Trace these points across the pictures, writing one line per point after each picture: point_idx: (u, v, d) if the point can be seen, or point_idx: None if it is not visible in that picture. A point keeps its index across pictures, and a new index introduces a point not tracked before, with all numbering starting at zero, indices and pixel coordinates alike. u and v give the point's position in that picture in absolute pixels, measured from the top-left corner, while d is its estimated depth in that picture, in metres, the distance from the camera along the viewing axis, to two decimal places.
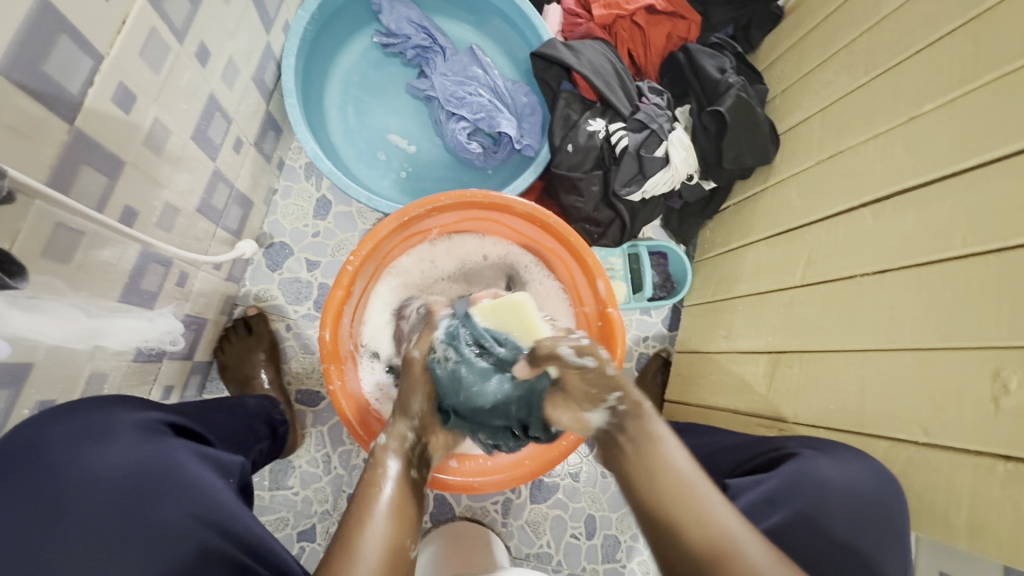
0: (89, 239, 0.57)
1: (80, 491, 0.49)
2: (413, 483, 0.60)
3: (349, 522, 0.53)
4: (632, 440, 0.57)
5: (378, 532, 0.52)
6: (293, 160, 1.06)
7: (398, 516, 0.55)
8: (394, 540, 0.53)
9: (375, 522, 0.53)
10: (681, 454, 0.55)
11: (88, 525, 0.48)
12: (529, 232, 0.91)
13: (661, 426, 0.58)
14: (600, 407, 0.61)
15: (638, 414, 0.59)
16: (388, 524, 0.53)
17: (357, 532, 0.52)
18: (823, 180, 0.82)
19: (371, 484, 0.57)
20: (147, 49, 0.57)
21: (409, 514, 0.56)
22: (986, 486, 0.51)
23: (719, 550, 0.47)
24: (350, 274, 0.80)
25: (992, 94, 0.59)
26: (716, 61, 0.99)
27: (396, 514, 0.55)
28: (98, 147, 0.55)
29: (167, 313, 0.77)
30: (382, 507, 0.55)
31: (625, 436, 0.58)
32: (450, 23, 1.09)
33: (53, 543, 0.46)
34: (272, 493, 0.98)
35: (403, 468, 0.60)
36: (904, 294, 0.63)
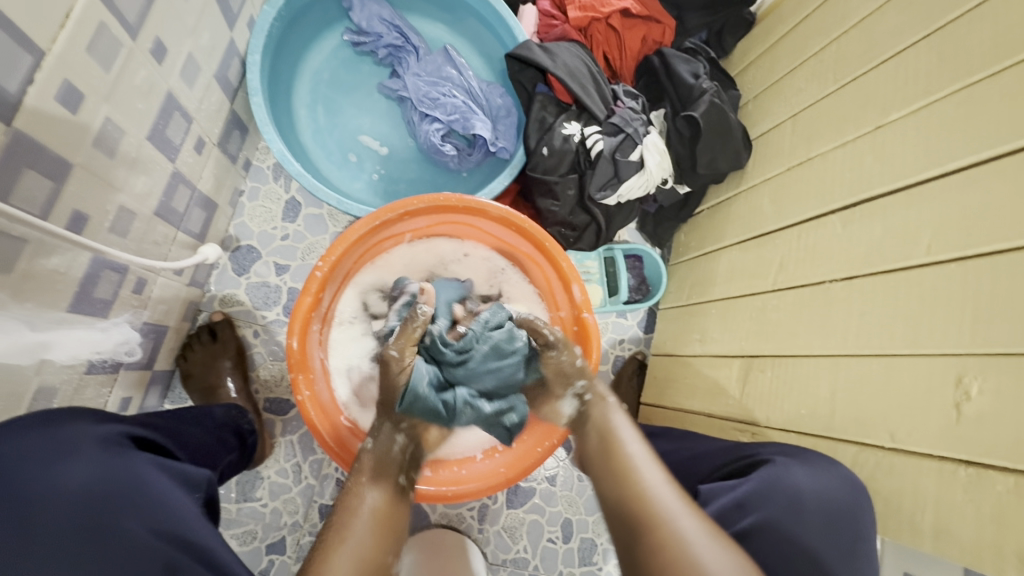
0: (33, 247, 0.54)
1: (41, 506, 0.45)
2: (399, 489, 0.65)
3: (330, 531, 0.56)
4: (596, 426, 0.68)
5: (359, 540, 0.56)
6: (260, 160, 1.03)
7: (383, 526, 0.58)
8: (376, 549, 0.56)
9: (358, 525, 0.57)
10: (635, 442, 0.64)
11: (49, 544, 0.44)
12: (504, 236, 0.90)
13: (618, 416, 0.69)
14: (569, 395, 0.75)
15: (600, 401, 0.72)
16: (369, 531, 0.57)
17: (339, 538, 0.56)
18: (793, 186, 0.83)
19: (357, 492, 0.61)
20: (97, 46, 0.54)
21: (392, 525, 0.60)
22: (950, 490, 0.52)
23: (653, 533, 0.52)
24: (318, 280, 0.77)
25: (953, 106, 0.61)
26: (690, 65, 0.99)
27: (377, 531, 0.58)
28: (44, 149, 0.51)
29: (122, 322, 0.73)
30: (367, 509, 0.59)
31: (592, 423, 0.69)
32: (424, 21, 1.07)
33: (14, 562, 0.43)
34: (239, 505, 0.95)
35: (385, 471, 0.64)
36: (871, 300, 0.65)
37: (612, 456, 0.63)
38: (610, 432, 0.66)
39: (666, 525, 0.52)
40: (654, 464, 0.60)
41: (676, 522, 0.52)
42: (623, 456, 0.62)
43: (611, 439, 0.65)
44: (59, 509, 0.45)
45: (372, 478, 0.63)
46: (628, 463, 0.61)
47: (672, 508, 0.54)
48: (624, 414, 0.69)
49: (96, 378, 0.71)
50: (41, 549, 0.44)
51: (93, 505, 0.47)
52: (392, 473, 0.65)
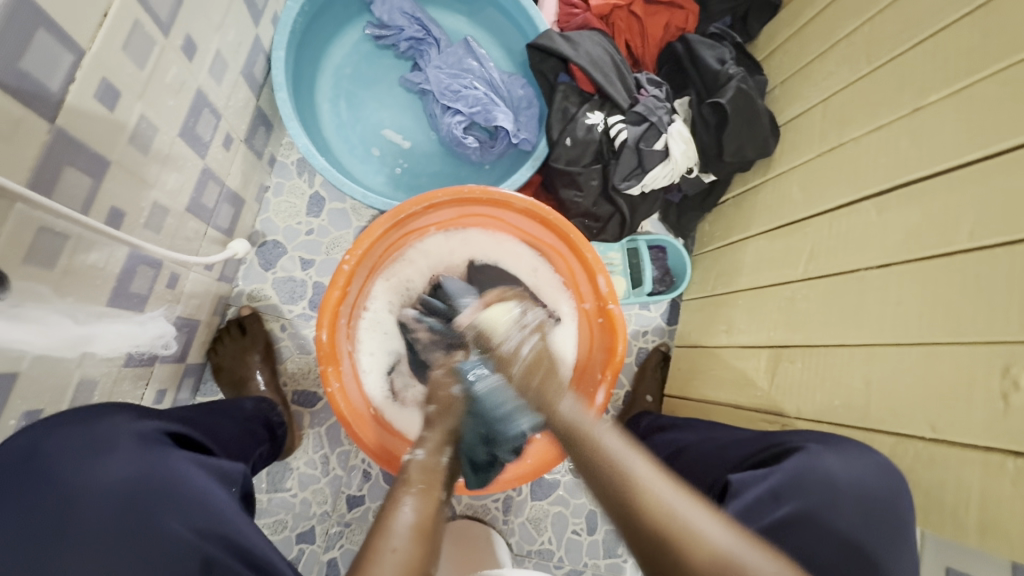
0: (74, 243, 0.55)
1: (78, 503, 0.47)
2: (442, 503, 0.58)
3: (369, 545, 0.51)
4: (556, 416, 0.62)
5: (411, 520, 0.53)
6: (284, 156, 1.04)
7: (424, 535, 0.52)
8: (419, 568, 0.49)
9: (401, 538, 0.51)
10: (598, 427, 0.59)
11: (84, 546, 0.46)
12: (528, 228, 0.89)
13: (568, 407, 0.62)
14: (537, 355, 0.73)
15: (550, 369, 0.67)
16: (414, 543, 0.51)
17: (385, 528, 0.52)
18: (824, 171, 0.81)
19: (391, 508, 0.54)
20: (132, 44, 0.55)
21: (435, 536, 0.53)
22: (996, 482, 0.51)
23: (654, 525, 0.47)
24: (346, 273, 0.78)
25: (999, 84, 0.58)
26: (715, 51, 0.97)
27: (420, 529, 0.52)
28: (83, 146, 0.52)
29: (158, 316, 0.75)
30: (404, 525, 0.52)
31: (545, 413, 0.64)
32: (444, 14, 1.07)
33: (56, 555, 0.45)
34: (269, 495, 0.97)
35: (431, 482, 0.58)
36: (908, 288, 0.63)
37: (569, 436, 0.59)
38: (596, 443, 0.57)
39: (675, 517, 0.47)
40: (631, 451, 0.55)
41: (687, 521, 0.47)
42: (604, 451, 0.55)
43: (588, 449, 0.56)
44: (92, 508, 0.47)
45: (428, 485, 0.58)
46: (616, 465, 0.53)
47: (675, 505, 0.49)
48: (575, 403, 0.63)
49: (133, 371, 0.73)
50: (78, 550, 0.46)
51: (128, 504, 0.48)
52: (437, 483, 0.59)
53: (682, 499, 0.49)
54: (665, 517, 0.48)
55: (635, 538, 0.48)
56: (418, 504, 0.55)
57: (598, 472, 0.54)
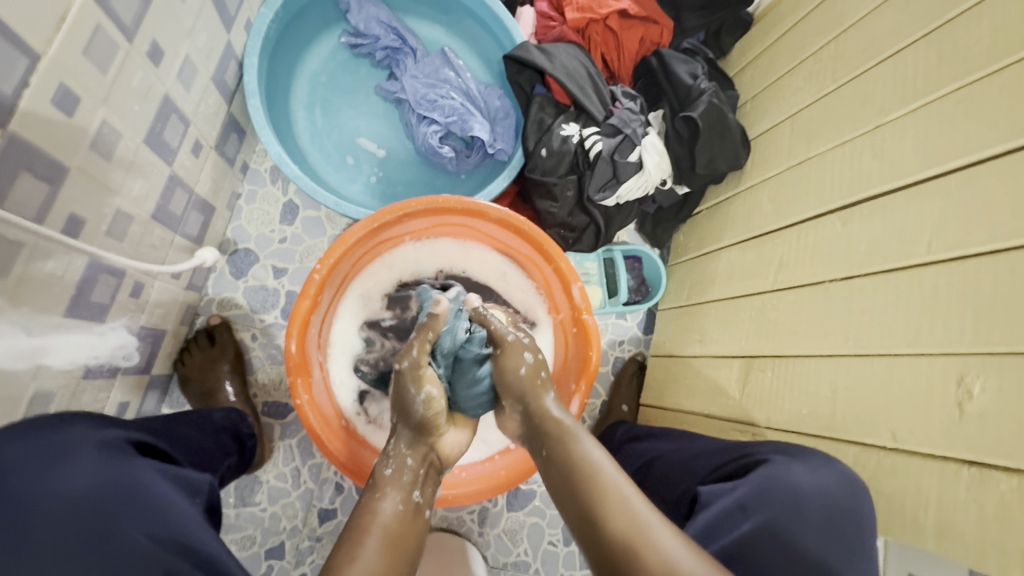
0: (29, 251, 0.53)
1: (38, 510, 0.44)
2: (416, 505, 0.59)
3: (342, 548, 0.52)
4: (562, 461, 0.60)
5: (371, 561, 0.51)
6: (258, 163, 1.02)
7: (394, 544, 0.54)
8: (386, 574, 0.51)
9: (369, 545, 0.52)
10: (595, 450, 0.60)
11: (40, 554, 0.43)
12: (503, 238, 0.89)
13: (591, 447, 0.60)
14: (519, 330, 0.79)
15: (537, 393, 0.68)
16: (382, 552, 0.52)
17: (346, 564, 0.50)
18: (792, 186, 0.83)
19: (352, 550, 0.51)
20: (94, 48, 0.54)
21: (408, 544, 0.55)
22: (953, 490, 0.52)
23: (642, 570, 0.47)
24: (317, 283, 0.77)
25: (952, 105, 0.61)
26: (688, 66, 0.99)
27: (388, 554, 0.52)
28: (40, 152, 0.51)
29: (120, 327, 0.73)
30: (380, 526, 0.54)
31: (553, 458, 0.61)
32: (421, 24, 1.07)
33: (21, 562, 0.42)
34: (237, 510, 0.94)
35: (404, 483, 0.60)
36: (870, 300, 0.65)
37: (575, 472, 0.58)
38: (575, 452, 0.60)
39: (638, 539, 0.49)
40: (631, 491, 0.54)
41: (652, 535, 0.49)
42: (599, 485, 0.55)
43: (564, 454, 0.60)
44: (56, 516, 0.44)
45: (399, 487, 0.59)
46: (592, 479, 0.56)
47: (645, 519, 0.51)
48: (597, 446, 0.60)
49: (94, 383, 0.71)
50: (33, 559, 0.42)
51: (92, 511, 0.46)
52: (409, 487, 0.60)
53: (642, 505, 0.53)
54: (662, 565, 0.47)
55: (606, 567, 0.50)
56: (396, 502, 0.57)
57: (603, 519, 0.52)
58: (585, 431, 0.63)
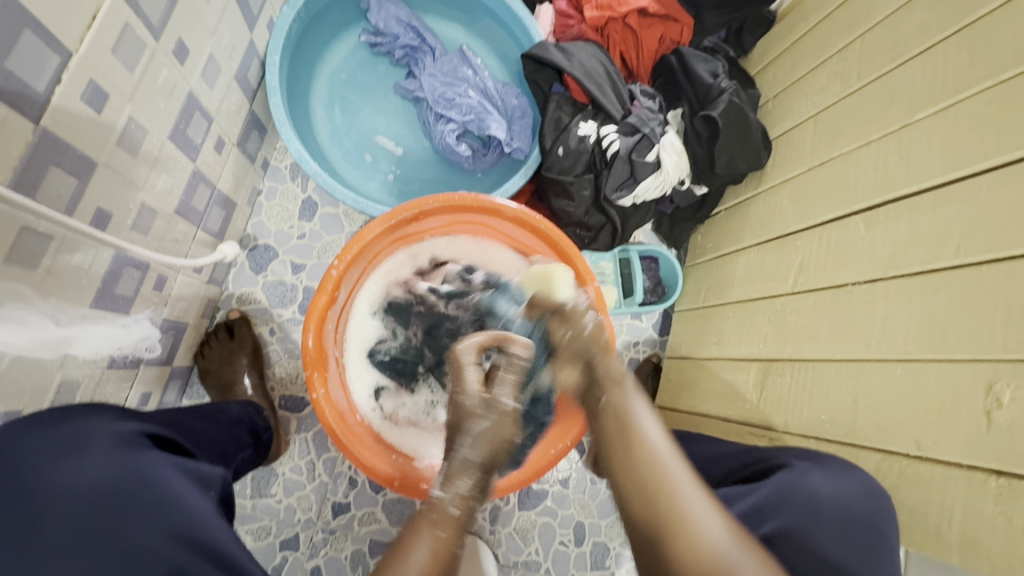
0: (57, 244, 0.55)
1: (52, 501, 0.46)
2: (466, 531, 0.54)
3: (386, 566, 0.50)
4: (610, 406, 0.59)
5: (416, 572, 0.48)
6: (278, 160, 1.04)
7: (440, 566, 0.49)
8: None
9: (417, 553, 0.50)
10: (652, 428, 0.55)
11: (52, 544, 0.45)
12: (520, 237, 0.89)
13: (640, 403, 0.59)
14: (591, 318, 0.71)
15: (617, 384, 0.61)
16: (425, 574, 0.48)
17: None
18: (814, 187, 0.81)
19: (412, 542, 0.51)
20: (122, 47, 0.55)
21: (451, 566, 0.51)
22: (979, 501, 0.51)
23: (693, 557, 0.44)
24: (334, 278, 0.78)
25: (982, 104, 0.59)
26: (708, 64, 0.98)
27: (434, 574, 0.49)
28: (70, 147, 0.52)
29: (144, 319, 0.74)
30: (416, 565, 0.49)
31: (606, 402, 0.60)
32: (440, 22, 1.07)
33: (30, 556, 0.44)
34: (254, 501, 0.96)
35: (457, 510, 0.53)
36: (894, 304, 0.63)
37: (613, 433, 0.56)
38: (621, 402, 0.58)
39: (663, 496, 0.47)
40: (676, 457, 0.52)
41: (693, 515, 0.46)
42: (642, 441, 0.53)
43: (615, 419, 0.57)
44: (68, 506, 0.46)
45: (444, 520, 0.52)
46: (625, 437, 0.54)
47: (677, 477, 0.49)
48: (647, 401, 0.59)
49: (117, 374, 0.73)
50: (37, 553, 0.44)
51: (97, 505, 0.47)
52: (455, 511, 0.53)
53: (678, 465, 0.50)
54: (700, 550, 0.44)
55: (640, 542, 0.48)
56: (434, 541, 0.51)
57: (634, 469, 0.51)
58: (638, 390, 0.61)
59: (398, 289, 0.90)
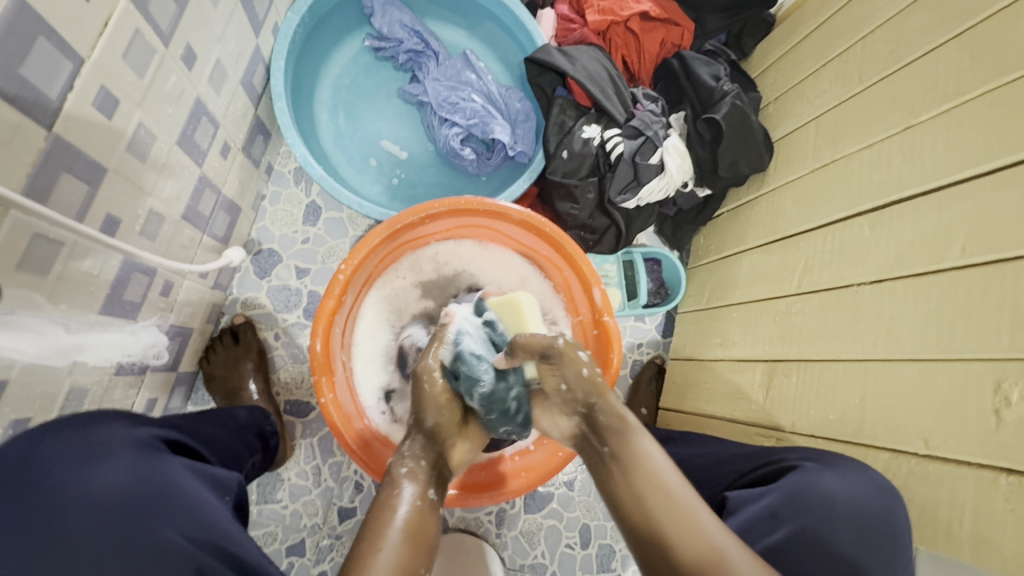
0: (69, 250, 0.55)
1: (72, 510, 0.45)
2: (433, 503, 0.56)
3: (364, 541, 0.50)
4: (620, 455, 0.56)
5: (392, 556, 0.49)
6: (282, 165, 1.04)
7: (412, 540, 0.51)
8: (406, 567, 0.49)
9: (390, 538, 0.50)
10: (670, 472, 0.54)
11: (74, 552, 0.44)
12: (525, 240, 0.89)
13: (644, 440, 0.57)
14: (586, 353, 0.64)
15: (620, 427, 0.58)
16: (401, 549, 0.50)
17: (368, 557, 0.49)
18: (818, 189, 0.82)
19: (375, 541, 0.50)
20: (132, 52, 0.55)
21: (425, 540, 0.52)
22: (989, 500, 0.51)
23: None
24: (341, 283, 0.78)
25: (985, 106, 0.60)
26: (710, 68, 0.99)
27: (407, 541, 0.51)
28: (81, 154, 0.52)
29: (151, 325, 0.74)
30: (397, 525, 0.51)
31: (612, 451, 0.57)
32: (442, 26, 1.08)
33: (50, 566, 0.43)
34: (259, 507, 0.95)
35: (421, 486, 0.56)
36: (900, 305, 0.63)
37: (625, 485, 0.54)
38: (634, 454, 0.55)
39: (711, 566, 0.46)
40: (702, 507, 0.51)
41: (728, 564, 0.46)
42: (663, 495, 0.51)
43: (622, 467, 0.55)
44: (92, 514, 0.45)
45: (415, 487, 0.56)
46: (643, 491, 0.52)
47: (712, 536, 0.48)
48: (650, 436, 0.57)
49: (124, 380, 0.72)
50: (55, 558, 0.43)
51: (116, 511, 0.46)
52: (426, 483, 0.57)
53: (718, 528, 0.49)
54: None
55: None
56: (413, 498, 0.55)
57: (664, 540, 0.49)
58: (640, 426, 0.58)
59: (403, 293, 0.91)
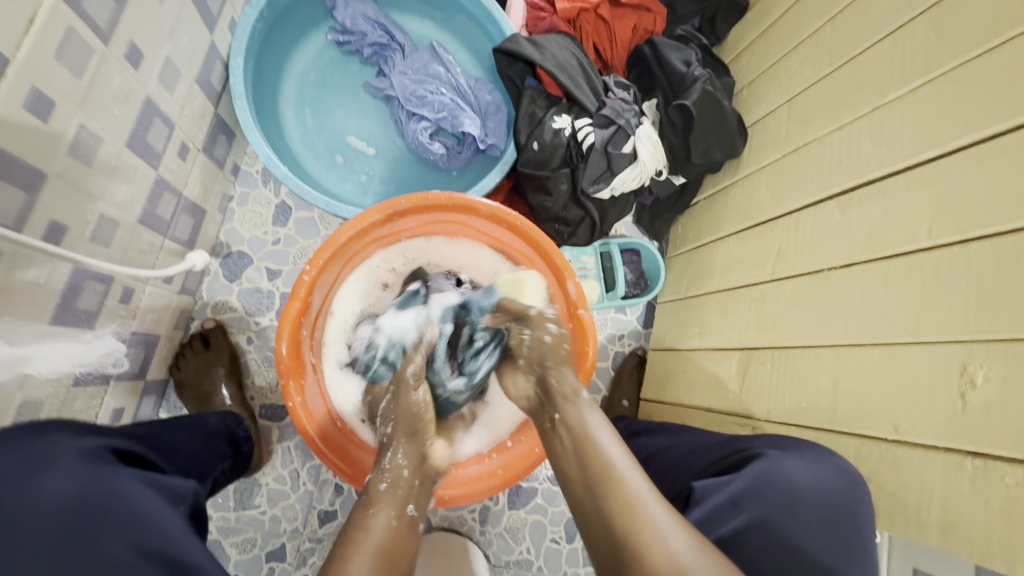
0: (9, 260, 0.53)
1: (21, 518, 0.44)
2: (410, 519, 0.61)
3: (336, 555, 0.54)
4: (569, 428, 0.62)
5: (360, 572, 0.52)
6: (249, 164, 1.02)
7: (384, 557, 0.55)
8: None
9: (359, 562, 0.53)
10: (613, 445, 0.59)
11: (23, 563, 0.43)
12: (497, 234, 0.88)
13: (593, 414, 0.63)
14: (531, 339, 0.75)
15: (573, 399, 0.65)
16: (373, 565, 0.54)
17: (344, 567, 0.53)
18: (789, 175, 0.81)
19: (345, 566, 0.53)
20: (67, 51, 0.53)
21: (401, 558, 0.57)
22: (957, 484, 0.50)
23: (636, 549, 0.49)
24: (307, 284, 0.76)
25: (950, 84, 0.59)
26: (681, 53, 0.97)
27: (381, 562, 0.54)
28: (16, 159, 0.51)
29: (107, 333, 0.72)
30: (371, 541, 0.55)
31: (563, 423, 0.63)
32: (410, 19, 1.06)
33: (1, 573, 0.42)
34: (237, 513, 0.94)
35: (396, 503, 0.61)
36: (870, 289, 0.63)
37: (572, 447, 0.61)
38: (579, 424, 0.62)
39: (635, 510, 0.51)
40: (633, 468, 0.56)
41: (644, 509, 0.51)
42: (600, 458, 0.57)
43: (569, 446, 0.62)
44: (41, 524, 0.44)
45: (392, 504, 0.60)
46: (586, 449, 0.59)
47: (640, 493, 0.53)
48: (599, 411, 0.63)
49: (85, 390, 0.71)
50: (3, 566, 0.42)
51: (59, 525, 0.45)
52: (404, 503, 0.61)
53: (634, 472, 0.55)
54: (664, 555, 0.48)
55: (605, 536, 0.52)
56: (388, 518, 0.58)
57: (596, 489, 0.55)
58: (592, 402, 0.64)
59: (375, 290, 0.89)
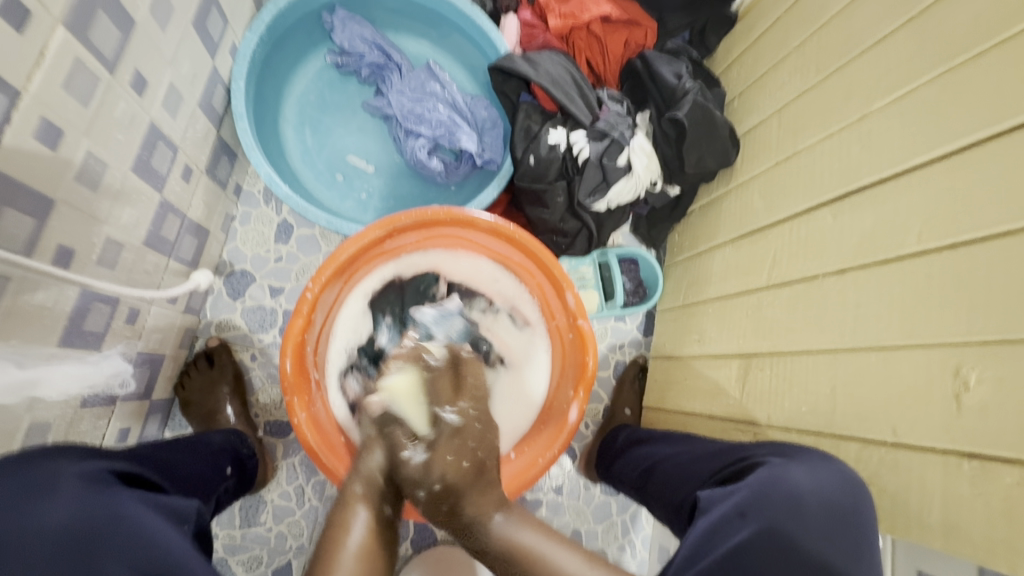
0: (17, 284, 0.54)
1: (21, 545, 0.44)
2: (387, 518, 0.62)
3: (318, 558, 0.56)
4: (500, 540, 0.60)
5: None
6: (251, 184, 1.03)
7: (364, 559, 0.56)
8: None
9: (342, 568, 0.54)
10: (557, 553, 0.59)
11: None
12: (496, 247, 0.89)
13: (519, 528, 0.61)
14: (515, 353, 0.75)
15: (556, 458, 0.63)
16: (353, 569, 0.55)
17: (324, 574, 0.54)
18: (781, 183, 0.83)
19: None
20: (74, 81, 0.55)
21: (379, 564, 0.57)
22: (956, 485, 0.51)
23: None
24: (310, 301, 0.77)
25: (935, 92, 0.60)
26: (672, 66, 0.99)
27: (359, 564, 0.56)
28: (24, 187, 0.52)
29: (115, 354, 0.73)
30: (352, 547, 0.56)
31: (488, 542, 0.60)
32: (407, 38, 1.08)
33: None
34: (243, 531, 0.94)
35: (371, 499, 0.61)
36: (865, 293, 0.64)
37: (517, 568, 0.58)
38: (506, 537, 0.60)
39: None
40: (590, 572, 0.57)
41: None
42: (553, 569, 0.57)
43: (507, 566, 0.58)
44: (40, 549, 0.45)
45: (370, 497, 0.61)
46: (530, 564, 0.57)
47: None
48: (522, 523, 0.62)
49: (92, 411, 0.72)
50: None
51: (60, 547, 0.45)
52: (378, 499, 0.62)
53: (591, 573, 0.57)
54: None
55: None
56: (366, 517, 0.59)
57: None
58: (508, 521, 0.62)
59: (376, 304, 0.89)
